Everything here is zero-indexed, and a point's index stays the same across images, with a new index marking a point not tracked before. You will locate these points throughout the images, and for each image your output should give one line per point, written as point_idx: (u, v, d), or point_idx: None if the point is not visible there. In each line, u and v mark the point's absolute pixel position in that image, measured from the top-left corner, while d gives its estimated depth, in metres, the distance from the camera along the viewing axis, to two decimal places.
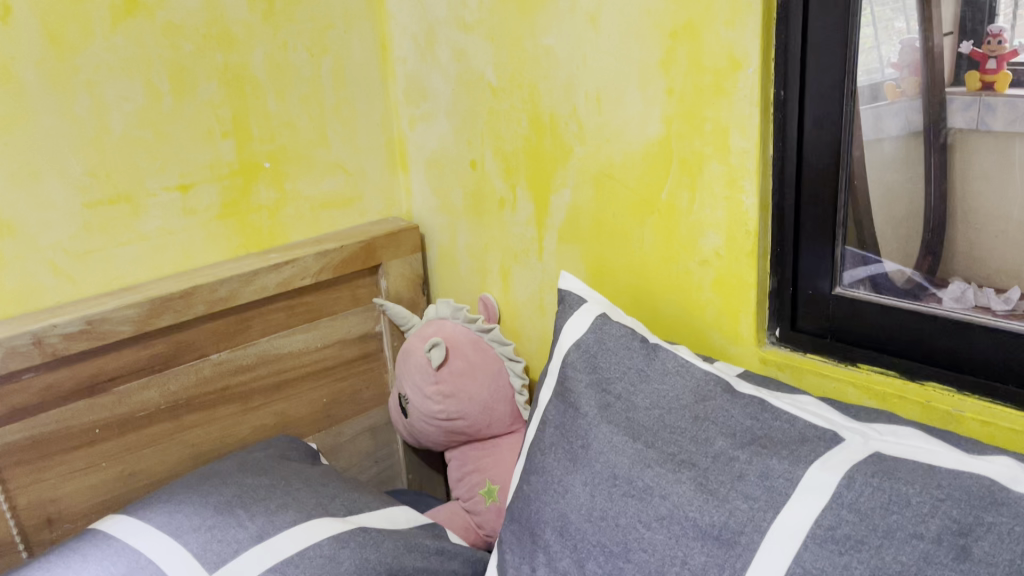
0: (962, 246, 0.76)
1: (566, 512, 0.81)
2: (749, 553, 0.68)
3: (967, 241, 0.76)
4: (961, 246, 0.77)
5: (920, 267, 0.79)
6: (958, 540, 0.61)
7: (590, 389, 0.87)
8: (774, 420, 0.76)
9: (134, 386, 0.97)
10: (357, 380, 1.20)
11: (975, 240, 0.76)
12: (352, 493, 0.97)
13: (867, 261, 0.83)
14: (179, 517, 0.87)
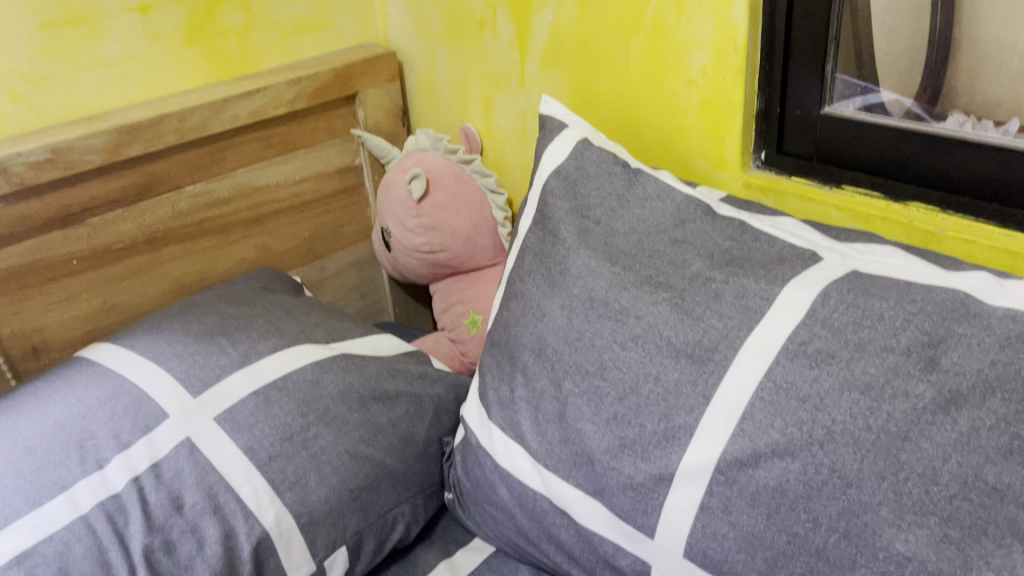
0: (965, 79, 0.74)
1: (544, 335, 0.81)
2: (721, 369, 0.69)
3: (969, 75, 0.74)
4: (963, 79, 0.74)
5: (921, 100, 0.77)
6: (928, 352, 0.62)
7: (570, 215, 0.85)
8: (753, 242, 0.76)
9: (109, 218, 0.95)
10: (339, 214, 1.19)
11: (977, 72, 0.73)
12: (335, 322, 0.98)
13: (866, 92, 0.80)
14: (162, 344, 0.88)
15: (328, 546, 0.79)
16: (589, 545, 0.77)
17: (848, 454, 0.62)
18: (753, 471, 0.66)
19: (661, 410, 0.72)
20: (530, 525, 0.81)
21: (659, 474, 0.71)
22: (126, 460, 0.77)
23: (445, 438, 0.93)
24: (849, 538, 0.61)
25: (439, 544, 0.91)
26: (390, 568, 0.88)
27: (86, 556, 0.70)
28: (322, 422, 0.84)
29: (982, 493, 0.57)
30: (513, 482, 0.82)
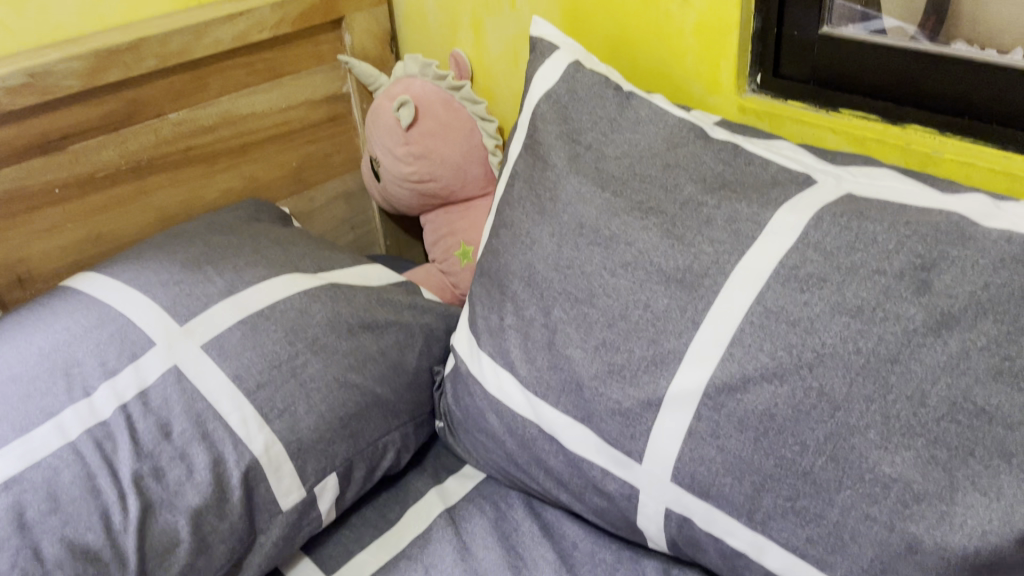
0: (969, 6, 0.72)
1: (533, 263, 0.80)
2: (711, 295, 0.68)
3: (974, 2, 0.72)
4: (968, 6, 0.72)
5: (924, 29, 0.75)
6: (920, 274, 0.61)
7: (560, 140, 0.83)
8: (746, 166, 0.74)
9: (91, 145, 0.93)
10: (327, 144, 1.17)
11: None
12: (323, 252, 0.97)
13: (866, 19, 0.78)
14: (147, 273, 0.87)
15: (318, 473, 0.80)
16: (578, 471, 0.77)
17: (837, 378, 0.62)
18: (742, 396, 0.66)
19: (650, 336, 0.71)
20: (520, 452, 0.82)
21: (647, 399, 0.71)
22: (114, 388, 0.77)
23: (435, 368, 0.93)
24: (836, 461, 0.62)
25: (430, 472, 0.91)
26: (381, 495, 0.88)
27: (75, 483, 0.70)
28: (310, 351, 0.83)
29: (970, 415, 0.57)
30: (502, 410, 0.82)
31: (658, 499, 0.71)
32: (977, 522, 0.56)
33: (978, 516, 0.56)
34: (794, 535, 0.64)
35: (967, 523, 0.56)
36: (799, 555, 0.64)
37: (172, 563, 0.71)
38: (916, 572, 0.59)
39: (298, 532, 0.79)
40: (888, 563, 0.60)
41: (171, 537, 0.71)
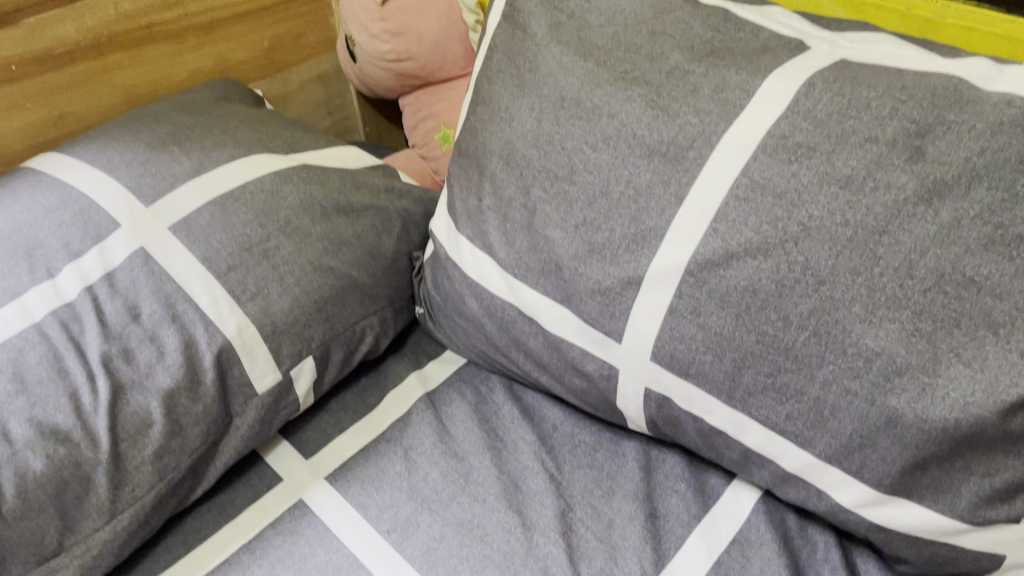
0: None
1: (512, 140, 0.77)
2: (696, 168, 0.65)
3: None
4: None
5: None
6: (914, 141, 0.58)
7: (542, 9, 0.79)
8: (736, 32, 0.70)
9: (46, 20, 0.87)
10: (299, 24, 1.12)
11: None
12: (297, 133, 0.93)
13: None
14: (111, 153, 0.84)
15: (293, 357, 0.78)
16: (557, 352, 0.76)
17: (823, 251, 0.59)
18: (724, 272, 0.63)
19: (631, 213, 0.68)
20: (499, 335, 0.80)
21: (627, 277, 0.68)
22: (79, 269, 0.75)
23: (414, 253, 0.90)
24: (819, 336, 0.60)
25: (410, 357, 0.90)
26: (361, 380, 0.87)
27: (42, 364, 0.69)
28: (282, 234, 0.81)
29: (958, 286, 0.55)
30: (481, 293, 0.80)
31: (638, 378, 0.70)
32: (960, 395, 0.55)
33: (961, 387, 0.55)
34: (773, 412, 0.63)
35: (949, 396, 0.55)
36: (778, 431, 0.64)
37: (145, 445, 0.70)
38: (896, 446, 0.58)
39: (276, 416, 0.78)
40: (867, 437, 0.59)
41: (143, 419, 0.70)
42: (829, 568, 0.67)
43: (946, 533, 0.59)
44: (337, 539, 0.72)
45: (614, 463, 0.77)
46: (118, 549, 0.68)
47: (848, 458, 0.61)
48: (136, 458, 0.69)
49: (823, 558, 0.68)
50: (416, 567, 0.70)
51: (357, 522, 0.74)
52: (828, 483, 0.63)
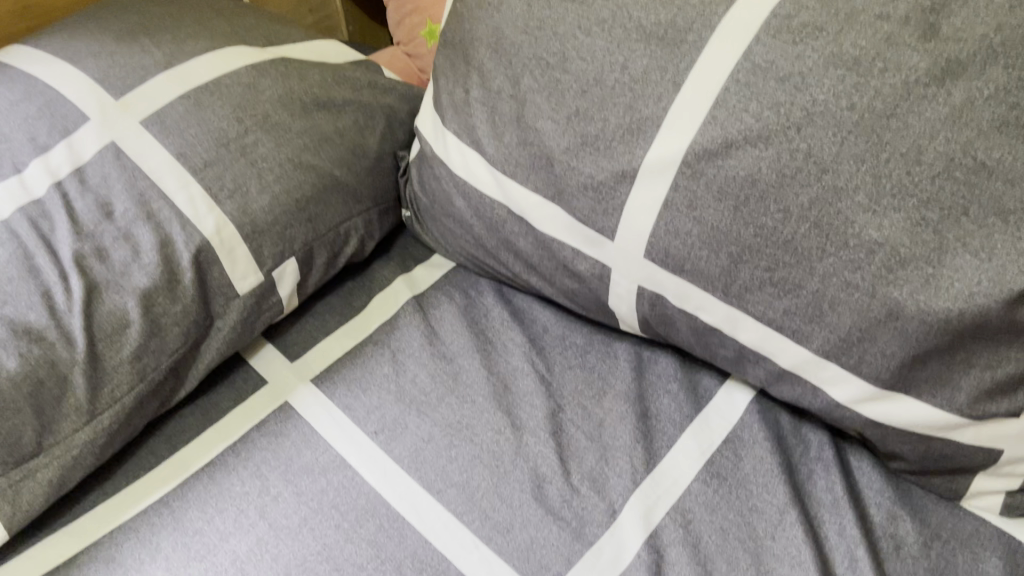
0: None
1: (500, 28, 0.73)
2: (694, 53, 0.61)
3: None
4: None
5: None
6: (928, 18, 0.55)
7: None
8: None
9: None
10: None
11: None
12: (274, 26, 0.88)
13: None
14: (77, 45, 0.80)
15: (275, 258, 0.75)
16: (548, 252, 0.73)
17: (827, 137, 0.56)
18: (723, 162, 0.60)
19: (626, 102, 0.65)
20: (488, 236, 0.77)
21: (622, 171, 0.65)
22: (47, 165, 0.72)
23: (400, 153, 0.86)
24: (820, 228, 0.57)
25: (397, 260, 0.87)
26: (346, 284, 0.84)
27: (11, 263, 0.67)
28: (261, 130, 0.77)
29: (968, 172, 0.53)
30: (468, 192, 0.76)
31: (631, 277, 0.68)
32: (965, 285, 0.53)
33: (967, 277, 0.53)
34: (770, 308, 0.61)
35: (955, 286, 0.53)
36: (775, 327, 0.62)
37: (123, 345, 0.68)
38: (896, 339, 0.56)
39: (259, 318, 0.76)
40: (867, 331, 0.58)
41: (120, 319, 0.68)
42: (822, 466, 0.66)
43: (943, 428, 0.58)
44: (324, 440, 0.71)
45: (605, 365, 0.76)
46: (100, 450, 0.67)
47: (846, 354, 0.59)
48: (114, 358, 0.67)
49: (816, 457, 0.67)
50: (404, 467, 0.69)
51: (344, 423, 0.73)
52: (824, 379, 0.62)
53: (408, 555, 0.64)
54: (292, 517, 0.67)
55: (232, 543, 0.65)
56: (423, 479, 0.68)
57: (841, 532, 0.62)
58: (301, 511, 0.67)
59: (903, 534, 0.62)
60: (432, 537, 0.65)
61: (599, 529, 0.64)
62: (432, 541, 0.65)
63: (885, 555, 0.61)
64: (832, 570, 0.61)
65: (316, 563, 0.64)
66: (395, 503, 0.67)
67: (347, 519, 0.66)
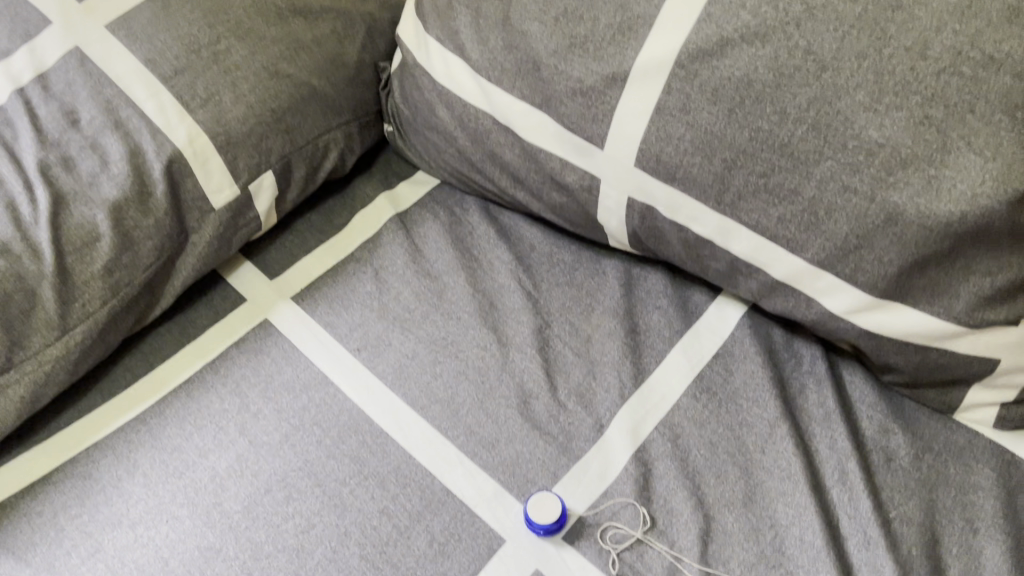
0: None
1: None
2: None
3: None
4: None
5: None
6: None
7: None
8: None
9: None
10: None
11: None
12: None
13: None
14: None
15: (251, 171, 0.72)
16: (535, 164, 0.70)
17: (828, 32, 0.54)
18: (718, 63, 0.57)
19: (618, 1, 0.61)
20: (474, 148, 0.74)
21: (612, 74, 0.62)
22: (8, 70, 0.69)
23: (380, 64, 0.82)
24: (818, 130, 0.55)
25: (379, 176, 0.84)
26: (326, 200, 0.81)
27: None
28: (234, 36, 0.73)
29: (976, 66, 0.51)
30: (452, 101, 0.73)
31: (620, 188, 0.66)
32: (968, 186, 0.51)
33: (971, 178, 0.51)
34: (764, 216, 0.59)
35: (956, 188, 0.51)
36: (768, 237, 0.60)
37: (94, 259, 0.65)
38: (894, 245, 0.54)
39: (235, 234, 0.74)
40: (864, 238, 0.56)
41: (90, 232, 0.65)
42: (814, 380, 0.65)
43: (939, 337, 0.57)
44: (305, 357, 0.70)
45: (594, 282, 0.73)
46: (74, 367, 0.65)
47: (841, 262, 0.57)
48: (84, 273, 0.65)
49: (808, 371, 0.66)
50: (388, 383, 0.68)
51: (326, 340, 0.71)
52: (819, 290, 0.60)
53: (392, 470, 0.63)
54: (273, 434, 0.65)
55: (212, 460, 0.64)
56: (407, 396, 0.67)
57: (832, 445, 0.61)
58: (282, 428, 0.65)
59: (894, 447, 0.61)
60: (415, 452, 0.64)
61: (585, 444, 0.63)
62: (415, 456, 0.63)
63: (876, 467, 0.60)
64: (822, 482, 0.60)
65: (297, 479, 0.63)
66: (378, 419, 0.66)
67: (330, 435, 0.65)
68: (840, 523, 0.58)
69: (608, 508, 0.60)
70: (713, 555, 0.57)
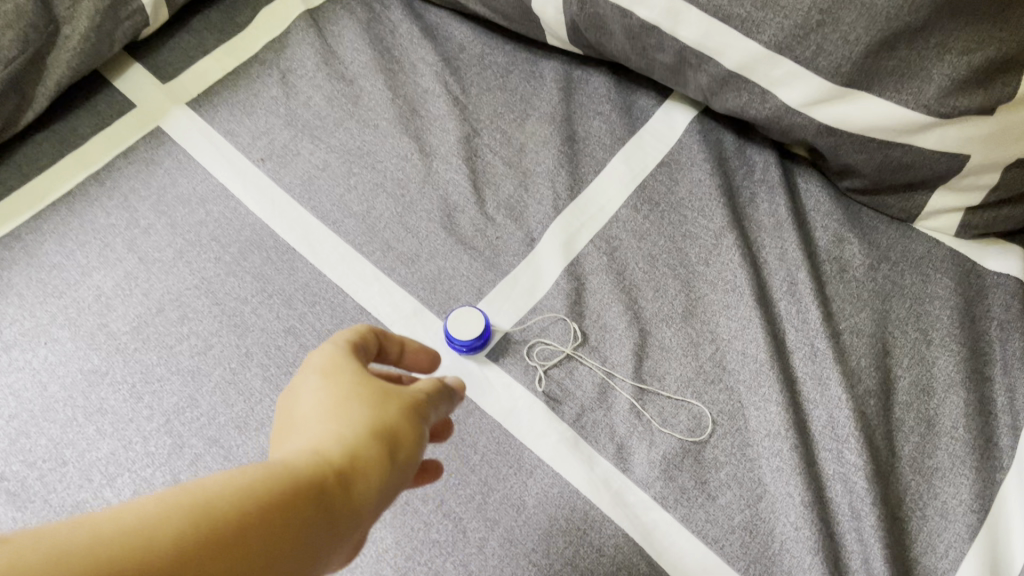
0: None
1: None
2: None
3: None
4: None
5: None
6: None
7: None
8: None
9: None
10: None
11: None
12: None
13: None
14: None
15: None
16: None
17: None
18: None
19: None
20: None
21: None
22: None
23: None
24: None
25: None
26: None
27: None
28: None
29: None
30: None
31: None
32: None
33: None
34: None
35: None
36: (721, 19, 0.52)
37: None
38: (862, 19, 0.47)
39: (117, 29, 0.63)
40: (828, 14, 0.48)
41: None
42: (766, 189, 0.59)
43: (904, 131, 0.51)
44: (202, 169, 0.62)
45: (530, 85, 0.65)
46: None
47: (801, 45, 0.50)
48: None
49: (760, 180, 0.60)
50: (295, 196, 0.60)
51: (225, 149, 0.63)
52: (774, 80, 0.53)
53: (299, 288, 0.56)
54: (165, 250, 0.58)
55: (97, 278, 0.57)
56: (317, 209, 0.60)
57: (782, 256, 0.56)
58: (176, 244, 0.59)
59: (849, 257, 0.56)
60: (326, 269, 0.57)
61: (514, 259, 0.58)
62: (326, 273, 0.57)
63: (827, 278, 0.55)
64: (768, 295, 0.55)
65: (193, 298, 0.56)
66: (284, 234, 0.59)
67: (230, 252, 0.58)
68: (785, 336, 0.53)
69: (537, 324, 0.55)
70: (649, 371, 0.53)
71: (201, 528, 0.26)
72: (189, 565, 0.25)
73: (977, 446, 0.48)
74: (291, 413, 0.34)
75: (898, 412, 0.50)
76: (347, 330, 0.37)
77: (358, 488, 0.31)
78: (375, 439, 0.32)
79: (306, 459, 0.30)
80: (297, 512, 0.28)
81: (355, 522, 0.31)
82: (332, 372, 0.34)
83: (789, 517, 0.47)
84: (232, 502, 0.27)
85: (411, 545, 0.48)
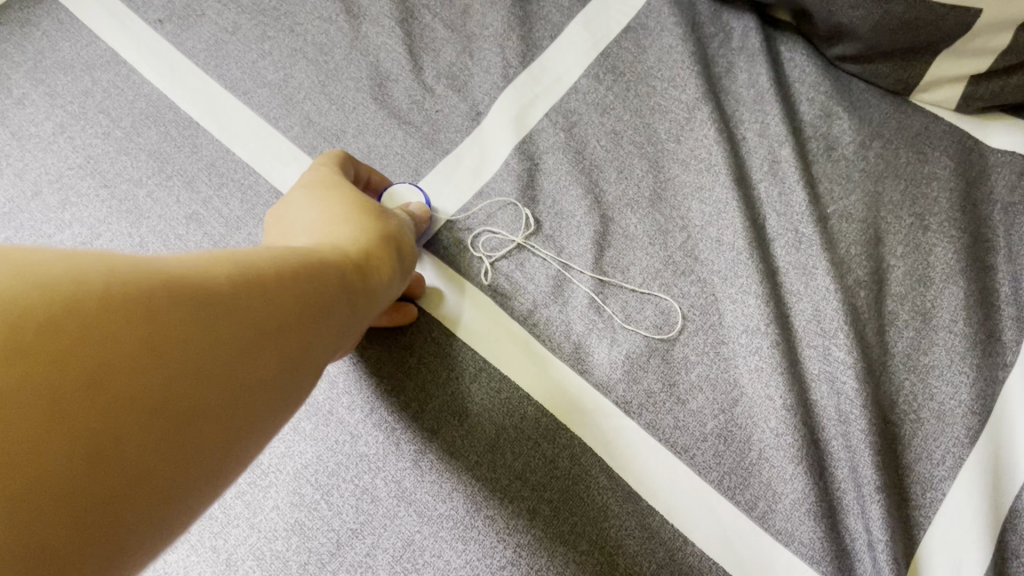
0: None
1: None
2: None
3: None
4: None
5: None
6: None
7: None
8: None
9: None
10: None
11: None
12: None
13: None
14: None
15: None
16: None
17: None
18: None
19: None
20: None
21: None
22: None
23: None
24: None
25: None
26: None
27: None
28: None
29: None
30: None
31: None
32: None
33: None
34: None
35: None
36: None
37: None
38: None
39: None
40: None
41: None
42: (745, 58, 0.52)
43: None
44: (86, 30, 0.52)
45: None
46: None
47: None
48: None
49: (738, 48, 0.52)
50: (199, 63, 0.51)
51: (114, 8, 0.53)
52: None
53: (203, 168, 0.48)
54: (43, 124, 0.49)
55: None
56: (225, 78, 0.51)
57: (763, 133, 0.49)
58: (56, 117, 0.50)
59: (837, 134, 0.49)
60: (235, 145, 0.49)
61: (456, 136, 0.50)
62: (234, 151, 0.49)
63: (813, 158, 0.49)
64: (747, 176, 0.48)
65: (75, 179, 0.48)
66: (184, 105, 0.50)
67: (121, 126, 0.49)
68: (766, 222, 0.47)
69: (482, 210, 0.48)
70: (611, 262, 0.46)
71: (256, 273, 0.27)
72: (250, 297, 0.26)
73: (979, 341, 0.43)
74: (293, 224, 0.37)
75: (891, 305, 0.44)
76: (316, 156, 0.41)
77: (378, 268, 0.35)
78: (382, 235, 0.36)
79: (329, 246, 0.33)
80: (334, 271, 0.31)
81: (369, 307, 0.34)
82: (331, 191, 0.38)
83: (768, 423, 0.41)
84: (277, 262, 0.29)
85: (334, 461, 0.42)
